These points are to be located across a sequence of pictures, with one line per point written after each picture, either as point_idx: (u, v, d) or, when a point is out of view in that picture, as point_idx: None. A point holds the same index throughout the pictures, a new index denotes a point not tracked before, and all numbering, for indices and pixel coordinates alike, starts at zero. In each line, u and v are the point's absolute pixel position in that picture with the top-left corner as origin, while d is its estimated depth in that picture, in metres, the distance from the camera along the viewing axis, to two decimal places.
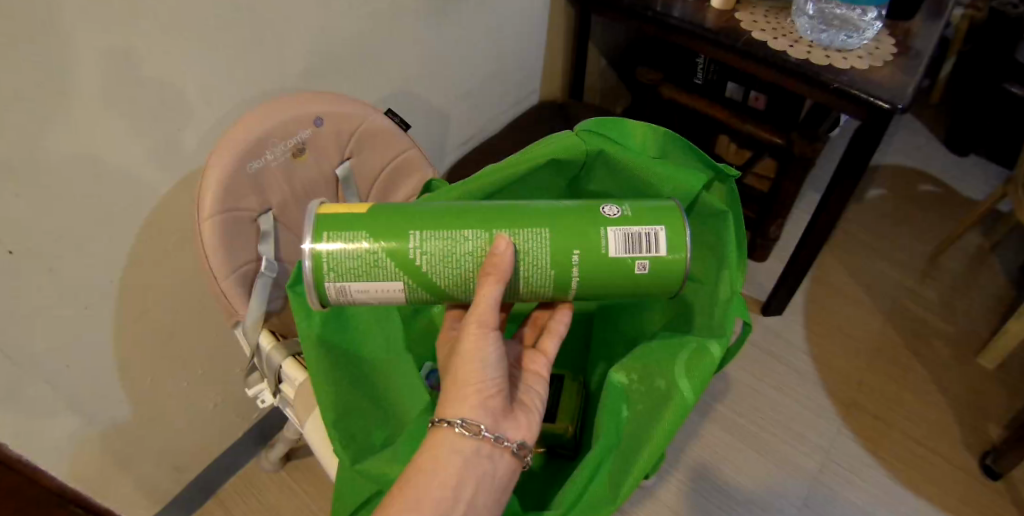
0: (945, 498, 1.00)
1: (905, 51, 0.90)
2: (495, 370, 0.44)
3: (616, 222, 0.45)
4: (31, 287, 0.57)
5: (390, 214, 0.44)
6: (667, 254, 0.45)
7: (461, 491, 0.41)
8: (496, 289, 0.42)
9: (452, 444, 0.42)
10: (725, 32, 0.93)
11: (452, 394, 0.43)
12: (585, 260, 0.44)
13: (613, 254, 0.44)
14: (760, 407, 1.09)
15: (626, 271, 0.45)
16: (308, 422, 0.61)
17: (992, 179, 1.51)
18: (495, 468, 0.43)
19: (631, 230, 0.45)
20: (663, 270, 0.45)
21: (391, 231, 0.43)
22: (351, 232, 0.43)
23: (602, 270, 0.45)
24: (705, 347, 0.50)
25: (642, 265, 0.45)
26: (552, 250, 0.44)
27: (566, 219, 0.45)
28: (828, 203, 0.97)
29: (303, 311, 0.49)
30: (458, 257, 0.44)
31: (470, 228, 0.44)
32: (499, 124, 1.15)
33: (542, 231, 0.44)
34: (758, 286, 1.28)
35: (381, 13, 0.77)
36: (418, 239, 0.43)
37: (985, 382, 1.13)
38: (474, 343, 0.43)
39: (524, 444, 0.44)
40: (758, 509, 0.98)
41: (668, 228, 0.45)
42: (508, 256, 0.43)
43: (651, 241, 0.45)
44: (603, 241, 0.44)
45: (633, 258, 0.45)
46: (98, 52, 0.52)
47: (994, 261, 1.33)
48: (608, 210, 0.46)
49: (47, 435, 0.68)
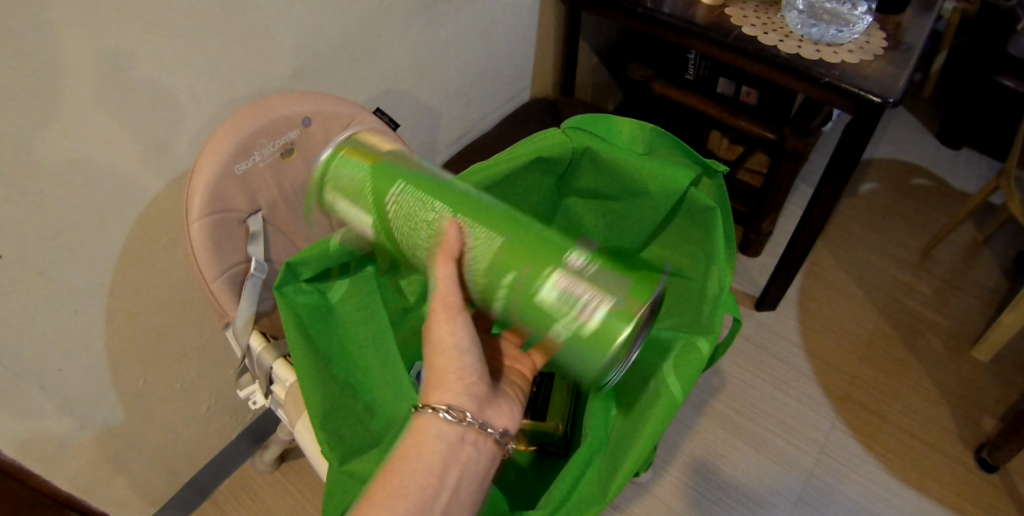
0: (939, 490, 1.00)
1: (895, 45, 0.90)
2: (473, 356, 0.45)
3: (571, 273, 0.43)
4: (20, 290, 0.57)
5: (392, 165, 0.47)
6: (598, 329, 0.42)
7: (446, 477, 0.41)
8: (448, 271, 0.44)
9: (437, 430, 0.42)
10: (715, 28, 0.93)
11: (436, 383, 0.44)
12: (515, 285, 0.44)
13: (545, 299, 0.43)
14: (754, 402, 1.09)
15: (548, 323, 0.44)
16: (298, 424, 0.60)
17: (984, 172, 1.52)
18: (479, 455, 0.43)
19: (577, 289, 0.43)
20: (584, 344, 0.43)
21: (384, 173, 0.47)
22: (356, 167, 0.48)
23: (529, 308, 0.44)
24: (693, 343, 0.50)
25: (566, 325, 0.43)
26: (495, 258, 0.44)
27: (527, 239, 0.44)
28: (821, 198, 0.97)
29: (291, 317, 0.49)
30: (420, 224, 0.46)
31: (444, 203, 0.45)
32: (489, 123, 1.15)
33: (496, 238, 0.44)
34: (752, 282, 1.28)
35: (369, 13, 0.77)
36: (398, 191, 0.46)
37: (980, 374, 1.14)
38: (445, 330, 0.45)
39: (508, 434, 0.45)
40: (752, 503, 0.98)
41: (619, 307, 0.42)
42: (455, 240, 0.45)
43: (590, 312, 0.42)
44: (542, 280, 0.43)
45: (560, 314, 0.43)
46: (84, 54, 0.51)
47: (987, 253, 1.34)
48: (575, 259, 0.44)
49: (39, 440, 0.68)
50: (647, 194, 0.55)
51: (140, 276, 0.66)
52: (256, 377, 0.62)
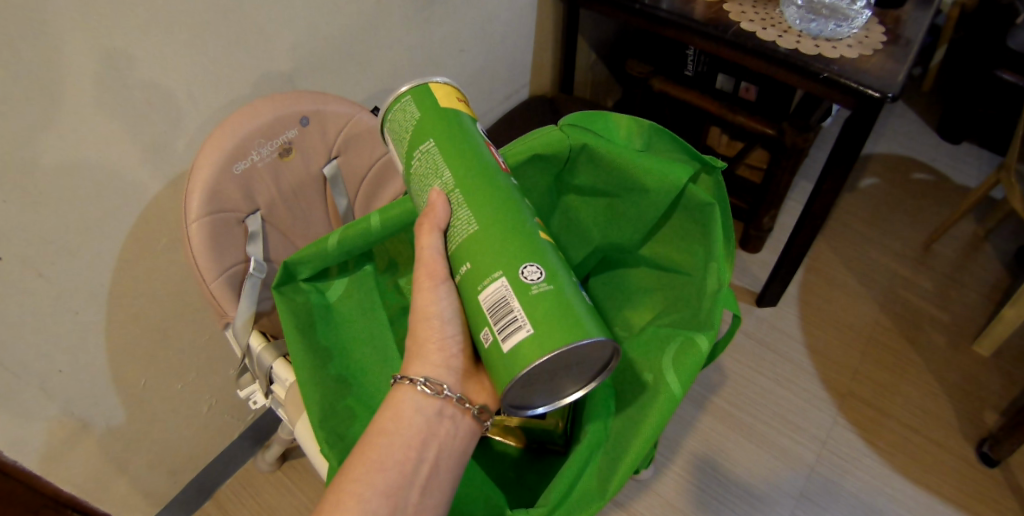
0: (941, 485, 1.00)
1: (894, 40, 0.90)
2: (456, 327, 0.45)
3: (517, 288, 0.38)
4: (20, 292, 0.57)
5: (448, 116, 0.45)
6: (505, 350, 0.37)
7: (426, 452, 0.43)
8: (433, 240, 0.43)
9: (415, 402, 0.43)
10: (713, 24, 0.93)
11: (417, 354, 0.45)
12: (468, 278, 0.41)
13: (482, 301, 0.39)
14: (755, 398, 1.09)
15: (480, 326, 0.40)
16: (298, 423, 0.60)
17: (985, 167, 1.51)
18: (456, 429, 0.45)
19: (511, 304, 0.38)
20: (492, 360, 0.39)
21: (428, 122, 0.45)
22: (414, 107, 0.47)
23: (471, 302, 0.41)
24: (692, 340, 0.50)
25: (488, 336, 0.39)
26: (467, 245, 0.41)
27: (501, 235, 0.40)
28: (820, 194, 0.97)
29: (286, 309, 0.50)
30: (425, 183, 0.45)
31: (452, 170, 0.43)
32: (488, 121, 1.15)
33: (473, 222, 0.41)
34: (752, 277, 1.28)
35: (367, 11, 0.77)
36: (426, 147, 0.45)
37: (981, 369, 1.14)
38: (428, 298, 0.44)
39: (486, 409, 0.45)
40: (754, 499, 0.98)
41: (534, 336, 0.37)
42: (440, 212, 0.43)
43: (509, 329, 0.38)
44: (487, 279, 0.39)
45: (489, 320, 0.39)
46: (82, 55, 0.51)
47: (989, 247, 1.33)
48: (530, 274, 0.38)
49: (41, 441, 0.68)
50: (645, 191, 0.55)
51: (141, 277, 0.66)
52: (257, 377, 0.62)
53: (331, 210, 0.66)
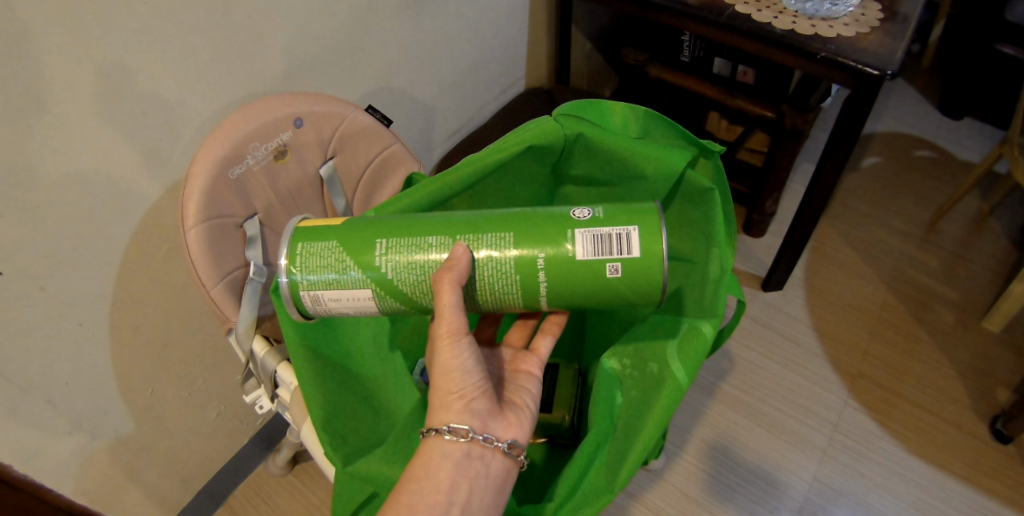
0: (956, 465, 0.99)
1: (892, 16, 0.88)
2: (477, 374, 0.45)
3: (585, 224, 0.43)
4: (24, 303, 0.57)
5: (365, 226, 0.45)
6: (640, 256, 0.42)
7: (455, 494, 0.43)
8: (454, 296, 0.42)
9: (442, 449, 0.43)
10: (708, 8, 0.92)
11: (438, 404, 0.44)
12: (551, 265, 0.43)
13: (581, 257, 0.43)
14: (764, 383, 1.09)
15: (595, 278, 0.43)
16: (303, 426, 0.61)
17: (987, 141, 1.50)
18: (488, 468, 0.45)
19: (600, 233, 0.43)
20: (637, 274, 0.42)
21: (360, 244, 0.44)
22: (321, 243, 0.45)
23: (572, 275, 0.43)
24: (696, 327, 0.51)
25: (614, 268, 0.42)
26: (516, 254, 0.43)
27: (533, 222, 0.44)
28: (822, 175, 0.95)
29: (287, 318, 0.48)
30: (414, 268, 0.44)
31: (433, 234, 0.44)
32: (484, 114, 1.14)
33: (505, 235, 0.44)
34: (758, 262, 1.27)
35: (357, 9, 0.76)
36: (382, 248, 0.44)
37: (991, 346, 1.13)
38: (448, 354, 0.44)
39: (516, 444, 0.46)
40: (766, 486, 0.98)
41: (642, 230, 0.42)
42: (465, 260, 0.43)
43: (622, 242, 0.42)
44: (569, 244, 0.43)
45: (603, 260, 0.42)
46: (70, 64, 0.51)
47: (994, 223, 1.32)
48: (578, 213, 0.44)
49: (49, 454, 0.68)
50: (643, 180, 0.55)
51: (142, 288, 0.66)
52: (262, 381, 0.62)
53: (329, 210, 0.66)
